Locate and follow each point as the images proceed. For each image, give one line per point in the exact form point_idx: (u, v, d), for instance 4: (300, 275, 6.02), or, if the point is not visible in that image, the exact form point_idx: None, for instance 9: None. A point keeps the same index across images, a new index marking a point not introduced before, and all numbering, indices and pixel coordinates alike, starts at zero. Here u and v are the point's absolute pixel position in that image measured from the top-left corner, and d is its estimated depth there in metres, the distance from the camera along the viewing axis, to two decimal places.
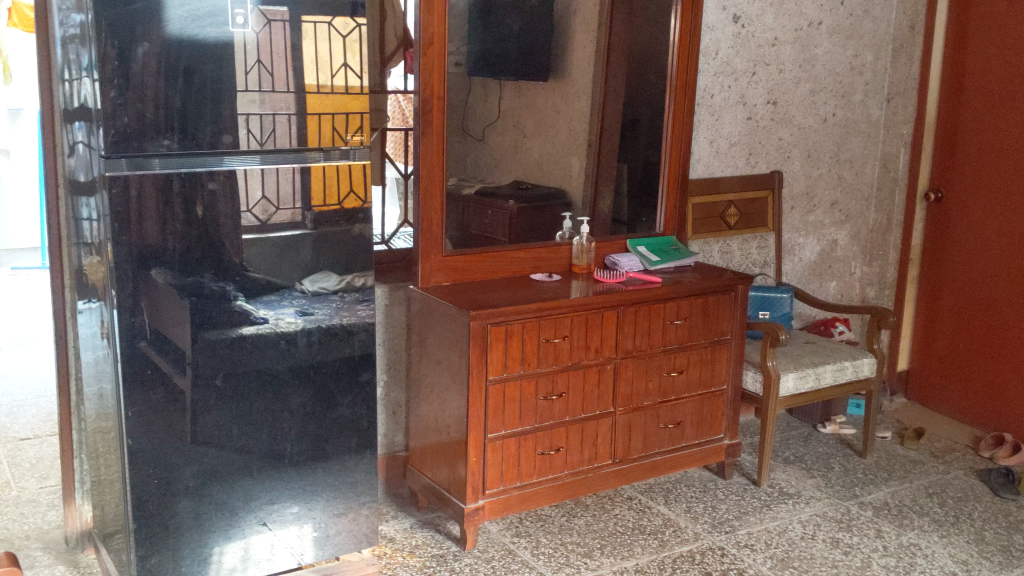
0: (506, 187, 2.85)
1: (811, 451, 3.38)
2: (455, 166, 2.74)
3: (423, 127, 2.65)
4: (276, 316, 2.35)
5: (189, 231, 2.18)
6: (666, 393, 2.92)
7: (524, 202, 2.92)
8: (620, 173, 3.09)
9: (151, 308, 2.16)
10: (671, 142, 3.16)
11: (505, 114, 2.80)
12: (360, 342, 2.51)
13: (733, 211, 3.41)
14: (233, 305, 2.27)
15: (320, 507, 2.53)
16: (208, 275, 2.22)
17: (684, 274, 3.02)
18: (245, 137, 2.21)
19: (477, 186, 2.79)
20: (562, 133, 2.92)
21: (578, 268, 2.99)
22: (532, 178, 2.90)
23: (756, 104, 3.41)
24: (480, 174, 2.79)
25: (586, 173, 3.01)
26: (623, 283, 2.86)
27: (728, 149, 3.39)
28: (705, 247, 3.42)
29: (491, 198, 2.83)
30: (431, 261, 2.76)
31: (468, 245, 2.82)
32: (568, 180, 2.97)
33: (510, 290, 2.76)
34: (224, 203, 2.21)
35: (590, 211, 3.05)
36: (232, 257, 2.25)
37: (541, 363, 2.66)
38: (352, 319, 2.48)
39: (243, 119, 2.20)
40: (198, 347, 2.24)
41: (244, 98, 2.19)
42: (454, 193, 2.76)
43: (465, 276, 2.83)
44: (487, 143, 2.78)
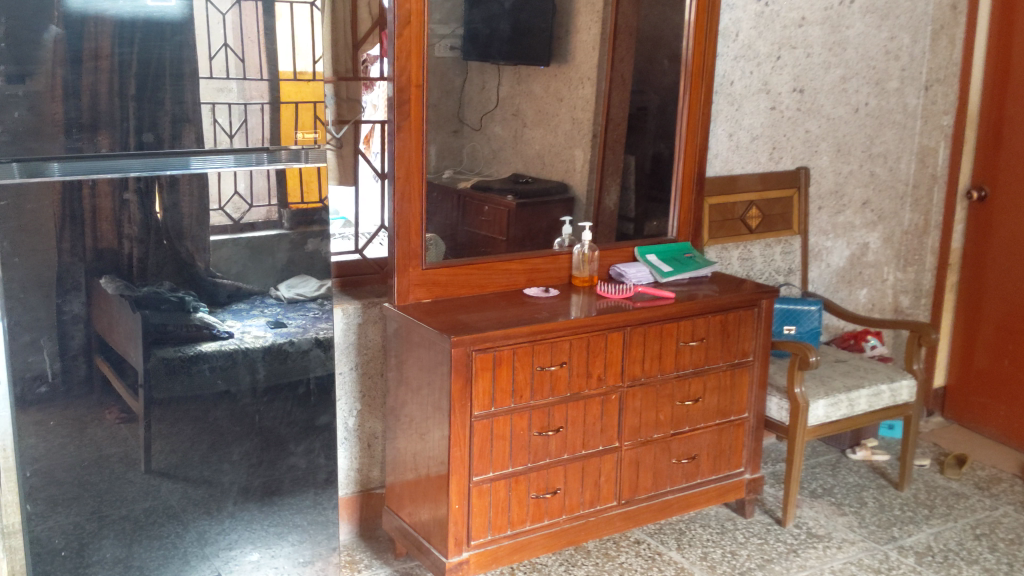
0: (499, 183, 2.48)
1: (840, 482, 3.02)
2: (450, 161, 2.38)
3: (398, 121, 2.28)
4: (243, 330, 2.00)
5: (147, 237, 1.85)
6: (680, 423, 2.55)
7: (522, 200, 2.54)
8: (627, 167, 2.70)
9: (102, 322, 1.83)
10: (686, 135, 2.78)
11: (504, 102, 2.43)
12: (317, 378, 2.15)
13: (755, 213, 3.04)
14: (191, 318, 1.93)
15: (286, 552, 2.20)
16: (166, 284, 1.89)
17: (699, 288, 2.65)
18: (210, 130, 1.88)
19: (473, 180, 2.43)
20: (565, 122, 2.55)
21: (578, 280, 2.62)
22: (534, 172, 2.53)
23: (781, 92, 3.03)
24: (477, 167, 2.43)
25: (589, 166, 2.63)
26: (630, 300, 2.49)
27: (749, 143, 3.01)
28: (723, 253, 3.02)
29: (484, 195, 2.47)
30: (410, 274, 2.38)
31: (450, 255, 2.44)
32: (569, 174, 2.60)
33: (499, 311, 2.38)
34: (189, 201, 1.88)
35: (594, 213, 2.67)
36: (197, 264, 1.92)
37: (535, 394, 2.29)
38: (302, 347, 2.11)
39: (207, 109, 1.86)
40: (151, 366, 1.91)
41: (208, 86, 1.85)
42: (448, 187, 2.40)
43: (448, 292, 2.45)
44: (485, 133, 2.42)
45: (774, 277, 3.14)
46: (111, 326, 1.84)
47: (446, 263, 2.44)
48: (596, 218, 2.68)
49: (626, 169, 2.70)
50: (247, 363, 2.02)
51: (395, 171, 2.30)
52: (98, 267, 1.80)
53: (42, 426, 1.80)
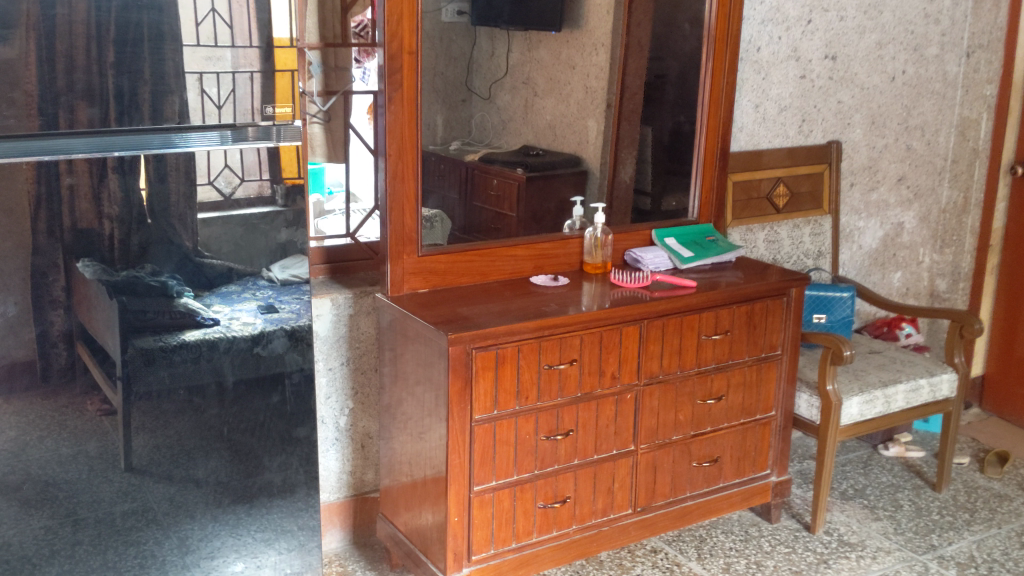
0: (510, 156, 2.25)
1: (873, 481, 2.81)
2: (461, 131, 2.17)
3: (389, 92, 2.05)
4: (230, 316, 1.80)
5: (131, 214, 1.65)
6: (701, 423, 2.34)
7: (534, 173, 2.31)
8: (644, 140, 2.47)
9: (81, 307, 1.64)
10: (709, 106, 2.52)
11: (514, 71, 2.20)
12: (291, 389, 1.91)
13: (782, 191, 2.80)
14: (175, 304, 1.73)
15: (270, 561, 2.00)
16: (147, 268, 1.69)
17: (723, 275, 2.42)
18: (196, 102, 1.67)
19: (482, 152, 2.21)
20: (578, 91, 2.32)
21: (590, 267, 2.40)
22: (544, 144, 2.30)
23: (811, 60, 2.78)
24: (486, 138, 2.20)
25: (603, 137, 2.40)
26: (648, 290, 2.27)
27: (777, 115, 2.76)
28: (747, 236, 2.78)
29: (494, 167, 2.23)
30: (404, 262, 2.16)
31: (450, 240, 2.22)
32: (581, 147, 2.37)
33: (502, 303, 2.16)
34: (176, 176, 1.68)
35: (608, 189, 2.44)
36: (184, 241, 1.72)
37: (542, 395, 2.08)
38: (275, 353, 1.87)
39: (194, 79, 1.65)
40: (129, 359, 1.70)
41: (195, 55, 1.64)
42: (456, 160, 2.18)
43: (447, 281, 2.23)
44: (495, 103, 2.20)
45: (804, 260, 2.89)
46: (90, 314, 1.65)
47: (445, 249, 2.22)
48: (610, 197, 2.45)
49: (644, 143, 2.47)
50: (237, 352, 1.81)
51: (386, 147, 2.07)
52: (80, 250, 1.62)
53: (19, 417, 1.63)
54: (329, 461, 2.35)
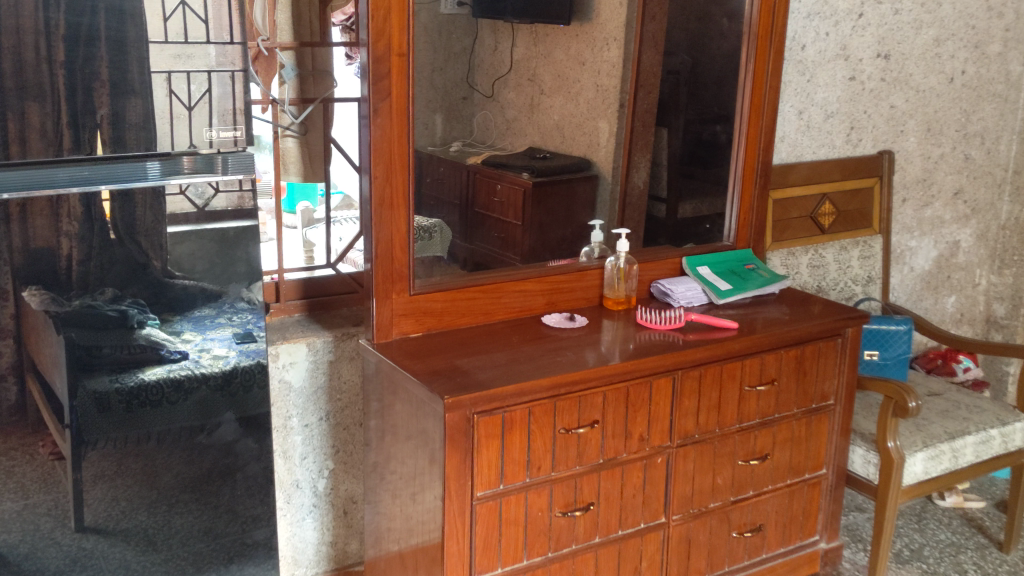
0: (516, 159, 1.90)
1: (931, 540, 2.46)
2: (461, 130, 1.82)
3: (374, 102, 1.69)
4: (200, 348, 1.53)
5: (91, 237, 1.39)
6: (742, 488, 2.00)
7: (540, 178, 1.94)
8: (656, 138, 2.10)
9: (31, 341, 1.39)
10: (750, 113, 2.17)
11: (518, 66, 1.85)
12: (251, 471, 1.64)
13: (827, 209, 2.45)
14: (135, 337, 1.46)
15: None
16: (107, 293, 1.42)
17: (765, 312, 2.08)
18: (164, 104, 1.40)
19: (486, 154, 1.86)
20: (588, 90, 1.97)
21: (610, 301, 2.05)
22: (551, 147, 1.94)
23: (862, 59, 2.43)
24: (489, 138, 1.85)
25: (615, 139, 2.05)
26: (683, 333, 1.92)
27: (822, 123, 2.41)
28: (789, 260, 2.39)
29: (497, 170, 1.88)
30: (393, 302, 1.81)
31: (445, 274, 1.87)
32: (591, 151, 2.01)
33: (508, 350, 1.81)
34: (142, 206, 1.42)
35: (620, 197, 2.07)
36: (152, 262, 1.45)
37: (558, 465, 1.73)
38: (222, 442, 1.60)
39: (161, 79, 1.39)
40: (78, 404, 1.45)
41: (163, 52, 1.39)
42: (458, 162, 1.84)
43: (444, 323, 1.88)
44: (498, 101, 1.85)
45: (851, 287, 2.51)
46: (37, 348, 1.40)
47: (440, 284, 1.87)
48: (622, 208, 2.08)
49: (669, 152, 2.12)
50: (207, 393, 1.55)
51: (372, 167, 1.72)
52: (30, 274, 1.37)
53: None
54: (306, 530, 2.02)
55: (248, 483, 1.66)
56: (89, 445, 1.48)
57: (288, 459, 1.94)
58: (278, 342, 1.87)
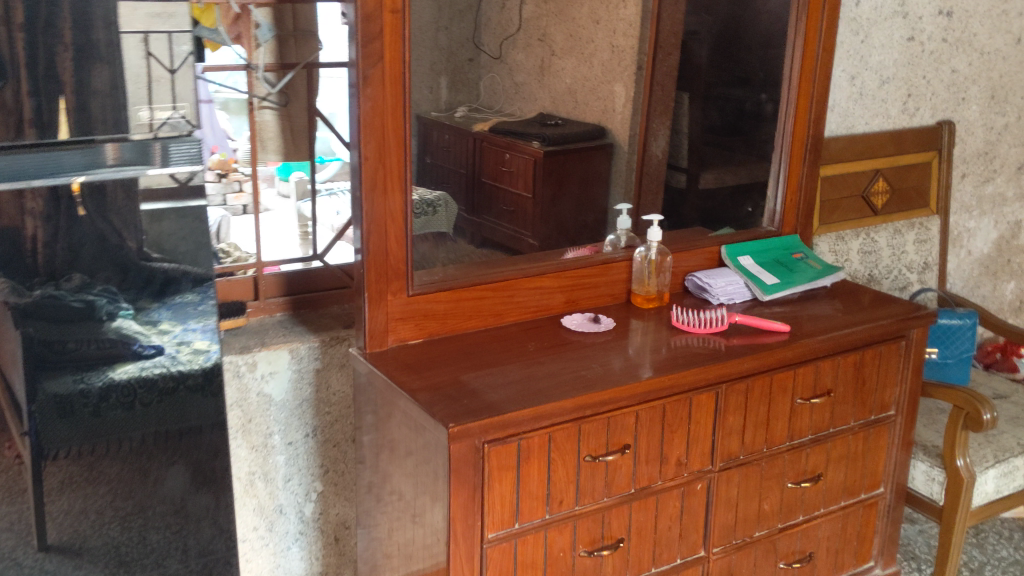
0: (526, 126, 1.62)
1: (994, 557, 2.21)
2: (466, 95, 1.55)
3: (363, 69, 1.42)
4: (179, 341, 1.28)
5: (56, 214, 1.15)
6: (790, 513, 1.74)
7: (551, 148, 1.66)
8: (678, 108, 1.81)
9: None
10: (799, 80, 1.88)
11: (529, 23, 1.59)
12: (212, 522, 1.40)
13: (880, 187, 2.17)
14: (105, 329, 1.22)
15: None
16: (74, 280, 1.18)
17: (814, 309, 1.81)
18: (139, 66, 1.17)
19: (491, 121, 1.59)
20: (602, 51, 1.69)
21: (639, 298, 1.78)
22: (561, 113, 1.65)
23: (922, 17, 2.14)
24: (496, 103, 1.58)
25: (633, 105, 1.76)
26: (726, 339, 1.65)
27: (876, 90, 2.13)
28: (838, 246, 2.12)
29: (506, 138, 1.61)
30: (387, 306, 1.54)
31: (447, 268, 1.60)
32: (605, 117, 1.72)
33: (523, 361, 1.54)
34: (115, 192, 1.19)
35: (636, 166, 1.79)
36: (125, 243, 1.21)
37: (582, 498, 1.47)
38: (170, 496, 1.35)
39: (135, 40, 1.17)
40: (39, 409, 1.21)
41: (136, 10, 1.16)
42: (463, 129, 1.56)
43: (448, 327, 1.62)
44: (507, 63, 1.57)
45: (906, 275, 2.23)
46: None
47: (443, 283, 1.60)
48: (640, 177, 1.79)
49: (692, 119, 1.83)
50: (186, 394, 1.31)
51: (361, 146, 1.44)
52: None
53: None
54: (291, 561, 1.76)
55: (222, 527, 1.41)
56: (52, 455, 1.23)
57: (269, 482, 1.68)
58: (256, 350, 1.61)
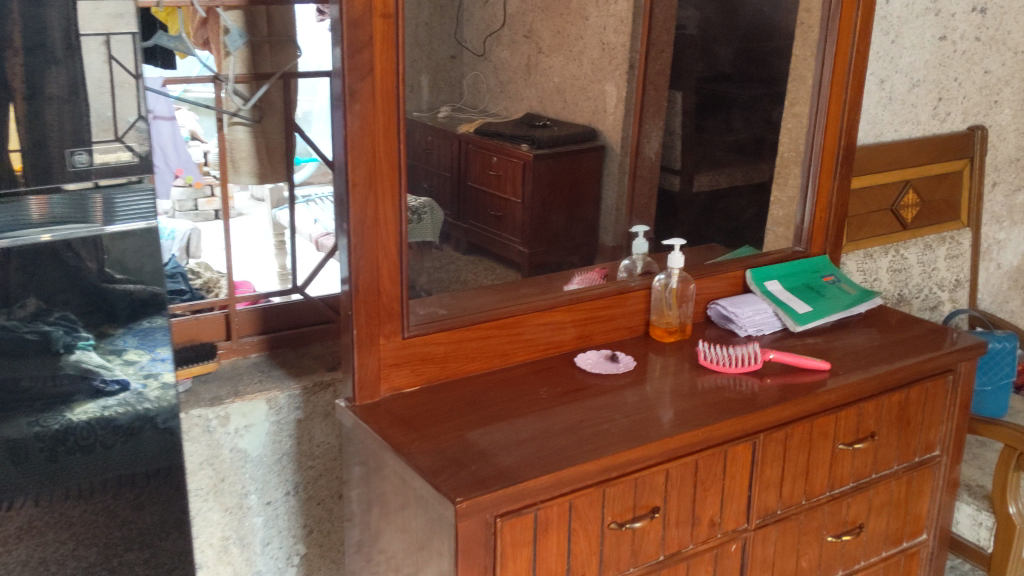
0: (512, 129, 1.43)
1: None
2: (448, 93, 1.35)
3: (350, 82, 1.22)
4: (145, 373, 1.11)
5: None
6: (829, 569, 1.57)
7: (543, 152, 1.46)
8: (670, 108, 1.59)
9: None
10: (830, 86, 1.70)
11: (516, 18, 1.40)
12: None
13: (910, 200, 2.00)
14: (63, 365, 1.05)
15: None
16: (30, 306, 1.00)
17: (850, 340, 1.63)
18: (101, 72, 0.99)
19: (476, 124, 1.39)
20: (591, 48, 1.48)
21: (657, 331, 1.60)
22: (550, 114, 1.46)
23: (956, 13, 1.96)
24: (480, 103, 1.39)
25: (625, 105, 1.54)
26: (760, 380, 1.47)
27: (907, 94, 1.95)
28: (866, 264, 1.95)
29: (492, 141, 1.42)
30: (379, 351, 1.35)
31: (443, 297, 1.42)
32: (596, 119, 1.51)
33: (535, 412, 1.35)
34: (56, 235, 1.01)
35: (629, 172, 1.58)
36: (84, 266, 1.02)
37: (606, 571, 1.29)
38: None
39: (97, 45, 0.98)
40: None
41: (98, 10, 0.97)
42: (447, 132, 1.36)
43: (448, 371, 1.43)
44: (490, 61, 1.38)
45: (936, 292, 2.08)
46: None
47: (441, 322, 1.41)
48: (631, 180, 1.58)
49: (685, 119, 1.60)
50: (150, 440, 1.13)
51: (349, 172, 1.25)
52: None
53: None
54: None
55: None
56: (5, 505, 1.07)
57: (245, 547, 1.49)
58: (228, 401, 1.42)
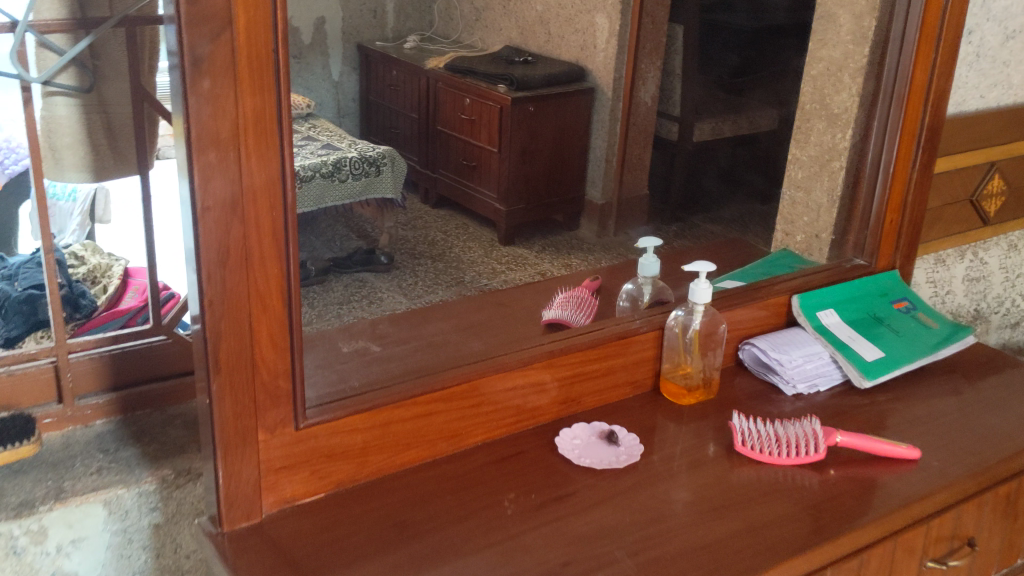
0: (492, 66, 0.97)
1: None
2: (417, 19, 0.92)
3: (190, 42, 0.73)
4: None
5: None
6: None
7: (522, 93, 0.98)
8: (671, 43, 1.09)
9: None
10: (914, 43, 1.22)
11: None
12: None
13: (995, 188, 1.53)
14: None
15: None
16: None
17: (936, 399, 1.19)
18: None
19: (449, 57, 0.94)
20: None
21: (671, 389, 1.15)
22: (531, 46, 0.98)
23: None
24: (450, 31, 0.94)
25: (619, 41, 1.05)
26: (820, 476, 1.02)
27: (1001, 49, 1.45)
28: (937, 273, 1.52)
29: (468, 78, 0.96)
30: (259, 450, 0.88)
31: (379, 323, 0.97)
32: (584, 57, 1.03)
33: (495, 544, 0.90)
34: None
35: (618, 120, 1.08)
36: None
37: None
38: None
39: None
40: None
41: None
42: (415, 64, 0.92)
43: (369, 469, 0.97)
44: None
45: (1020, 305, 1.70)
46: None
47: (356, 400, 0.94)
48: (623, 131, 1.09)
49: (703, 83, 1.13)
50: None
51: (198, 190, 0.77)
52: None
53: None
54: None
55: None
56: None
57: None
58: (45, 510, 1.26)
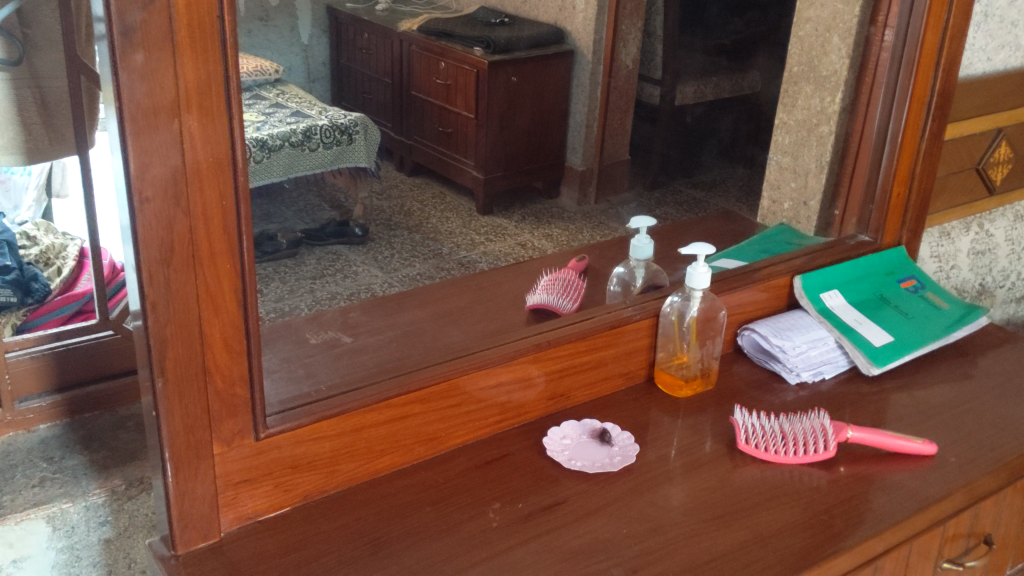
0: (468, 29, 0.86)
1: None
2: None
3: (119, 9, 0.63)
4: None
5: None
6: None
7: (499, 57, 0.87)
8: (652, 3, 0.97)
9: None
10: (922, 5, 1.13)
11: None
12: None
13: (1002, 155, 1.45)
14: None
15: None
16: None
17: (948, 386, 1.11)
18: None
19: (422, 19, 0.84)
20: None
21: (666, 380, 1.07)
22: (508, 5, 0.87)
23: None
24: None
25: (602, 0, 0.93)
26: (828, 477, 0.95)
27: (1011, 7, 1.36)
28: (941, 247, 1.44)
29: (442, 42, 0.85)
30: (214, 465, 0.79)
31: (350, 311, 0.88)
32: (563, 18, 0.90)
33: (479, 563, 0.81)
34: None
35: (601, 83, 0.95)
36: None
37: None
38: None
39: None
40: None
41: None
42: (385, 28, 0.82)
43: (339, 479, 0.88)
44: None
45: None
46: None
47: (324, 405, 0.85)
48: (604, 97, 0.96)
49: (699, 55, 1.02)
50: None
51: (134, 179, 0.67)
52: None
53: None
54: None
55: None
56: None
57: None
58: None
